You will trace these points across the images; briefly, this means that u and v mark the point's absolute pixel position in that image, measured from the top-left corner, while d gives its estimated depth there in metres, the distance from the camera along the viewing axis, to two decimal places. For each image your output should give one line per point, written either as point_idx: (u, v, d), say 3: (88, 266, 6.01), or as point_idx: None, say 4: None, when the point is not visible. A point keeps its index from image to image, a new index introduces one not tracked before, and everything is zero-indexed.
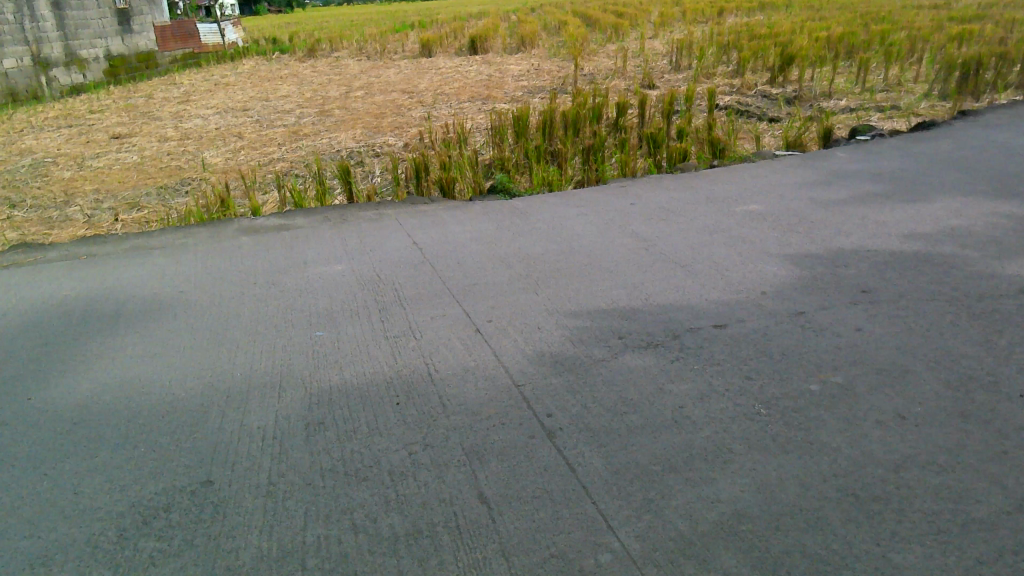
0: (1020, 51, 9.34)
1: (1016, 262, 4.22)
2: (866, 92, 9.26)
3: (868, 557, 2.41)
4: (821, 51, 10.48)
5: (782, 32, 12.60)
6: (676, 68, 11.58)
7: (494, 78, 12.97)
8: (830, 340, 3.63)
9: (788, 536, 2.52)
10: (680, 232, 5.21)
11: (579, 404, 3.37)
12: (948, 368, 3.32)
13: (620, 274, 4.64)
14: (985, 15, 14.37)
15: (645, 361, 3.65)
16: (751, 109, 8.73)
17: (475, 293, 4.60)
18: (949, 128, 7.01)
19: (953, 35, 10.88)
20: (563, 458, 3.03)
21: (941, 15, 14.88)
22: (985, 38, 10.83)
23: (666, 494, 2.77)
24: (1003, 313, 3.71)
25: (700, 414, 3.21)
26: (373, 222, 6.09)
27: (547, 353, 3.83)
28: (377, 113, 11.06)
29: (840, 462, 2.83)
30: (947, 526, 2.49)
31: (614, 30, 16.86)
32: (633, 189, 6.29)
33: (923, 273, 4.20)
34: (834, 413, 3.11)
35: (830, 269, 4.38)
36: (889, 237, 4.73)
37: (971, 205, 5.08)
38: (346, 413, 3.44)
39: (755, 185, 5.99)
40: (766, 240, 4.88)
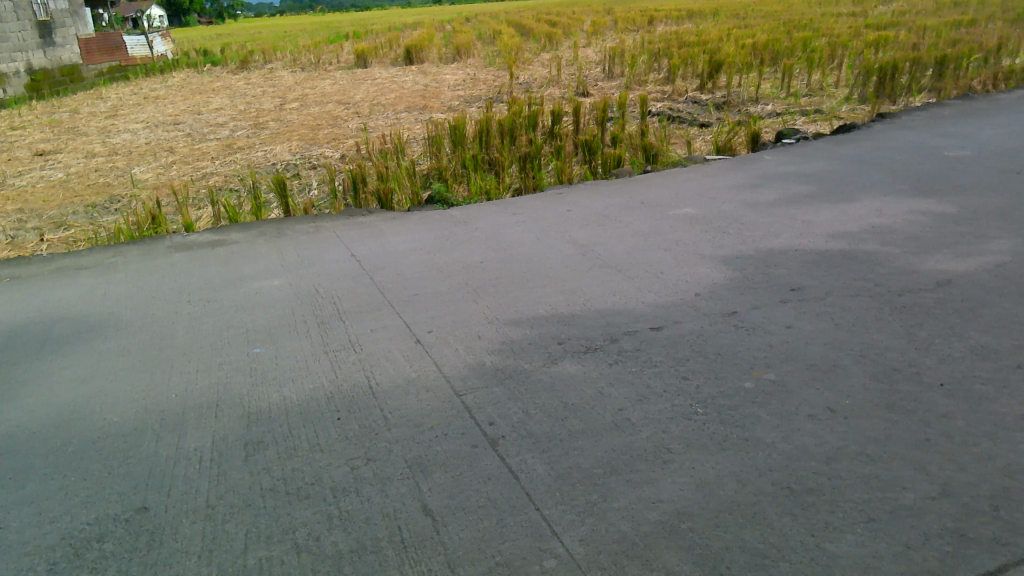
0: (932, 55, 9.79)
1: (935, 256, 4.41)
2: (791, 97, 9.55)
3: (803, 549, 2.47)
4: (747, 58, 10.77)
5: (710, 40, 12.94)
6: (609, 76, 11.75)
7: (430, 87, 12.95)
8: (763, 338, 3.73)
9: (727, 531, 2.57)
10: (616, 236, 5.27)
11: (521, 411, 3.37)
12: (874, 361, 3.44)
13: (559, 280, 4.68)
14: (900, 22, 14.96)
15: (584, 366, 3.68)
16: (682, 115, 8.93)
17: (416, 303, 4.57)
18: (869, 131, 7.31)
19: (871, 41, 11.33)
20: (506, 465, 3.03)
21: (859, 22, 15.52)
22: (899, 44, 11.29)
23: (609, 497, 2.80)
24: (923, 307, 3.86)
25: (640, 415, 3.26)
26: (311, 235, 6.00)
27: (488, 361, 3.82)
28: (312, 125, 10.90)
29: (775, 457, 2.91)
30: (877, 514, 2.58)
31: (548, 39, 17.03)
32: (570, 196, 6.36)
33: (848, 270, 4.35)
34: (768, 408, 3.19)
35: (761, 268, 4.50)
36: (815, 236, 4.89)
37: (890, 204, 5.30)
38: (285, 430, 3.37)
39: (688, 189, 6.12)
40: (700, 243, 4.98)
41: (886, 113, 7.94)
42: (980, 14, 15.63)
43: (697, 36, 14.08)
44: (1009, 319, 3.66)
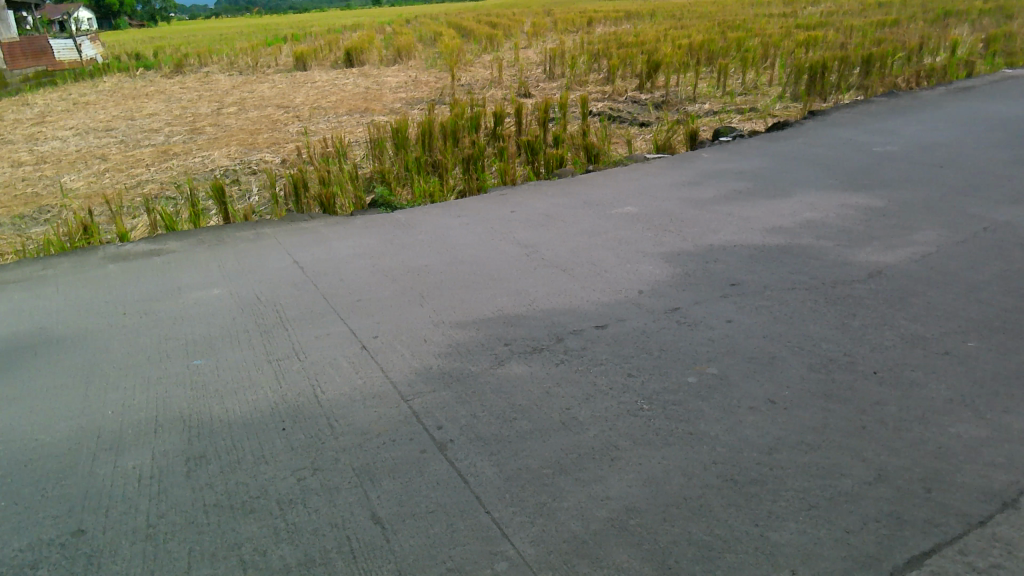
0: (859, 53, 10.13)
1: (866, 249, 4.56)
2: (726, 96, 9.76)
3: (748, 539, 2.51)
4: (684, 58, 10.97)
5: (648, 41, 13.14)
6: (550, 77, 11.82)
7: (372, 90, 12.82)
8: (705, 333, 3.79)
9: (675, 525, 2.60)
10: (560, 236, 5.30)
11: (469, 414, 3.35)
12: (811, 352, 3.53)
13: (505, 281, 4.67)
14: (828, 22, 15.45)
15: (531, 366, 3.69)
16: (622, 115, 9.04)
17: (361, 308, 4.51)
18: (801, 128, 7.52)
19: (801, 41, 11.67)
20: (455, 469, 3.01)
21: (790, 22, 15.97)
22: (828, 43, 11.65)
23: (558, 496, 2.80)
24: (855, 297, 3.98)
25: (587, 414, 3.27)
26: (251, 242, 5.86)
27: (434, 365, 3.79)
28: (251, 129, 10.66)
29: (719, 449, 2.96)
30: (817, 501, 2.64)
31: (489, 41, 17.05)
32: (514, 196, 6.36)
33: (784, 264, 4.46)
34: (711, 402, 3.25)
35: (701, 264, 4.58)
36: (752, 231, 5.00)
37: (823, 199, 5.46)
38: (229, 444, 3.28)
39: (629, 188, 6.19)
40: (642, 240, 5.05)
41: (817, 111, 8.18)
42: (902, 14, 16.25)
43: (635, 36, 14.27)
44: (936, 306, 3.80)
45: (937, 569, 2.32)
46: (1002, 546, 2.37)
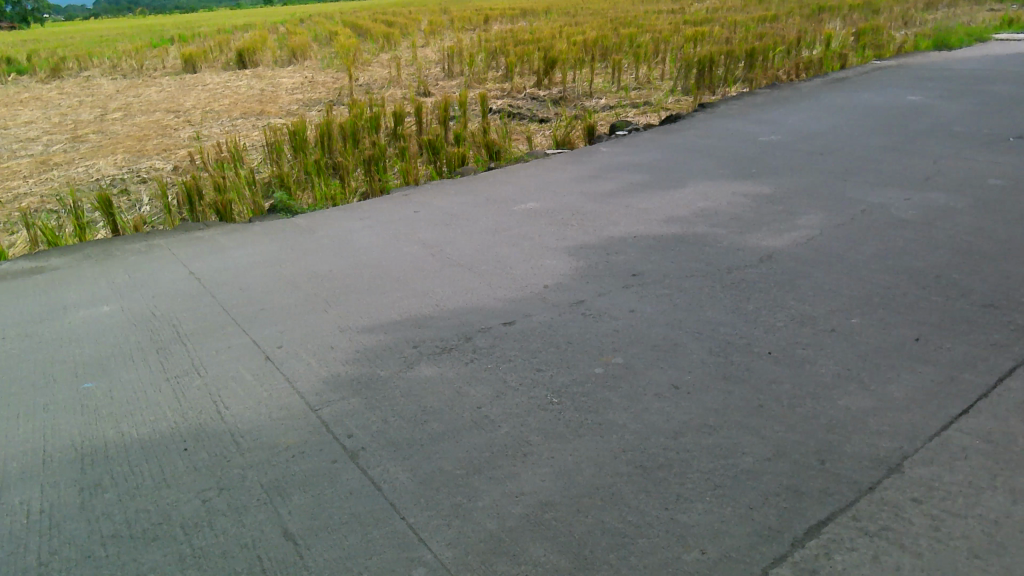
0: (743, 48, 10.58)
1: (756, 234, 4.76)
2: (621, 91, 9.99)
3: (659, 523, 2.58)
4: (579, 54, 11.15)
5: (543, 38, 13.28)
6: (450, 75, 11.77)
7: (266, 92, 12.40)
8: (609, 324, 3.86)
9: (588, 516, 2.64)
10: (465, 234, 5.28)
11: (380, 420, 3.29)
12: (710, 336, 3.66)
13: (411, 283, 4.62)
14: (713, 18, 16.06)
15: (441, 367, 3.66)
16: (522, 112, 9.11)
17: (264, 318, 4.36)
18: (692, 120, 7.78)
19: (689, 36, 12.08)
20: (367, 477, 2.95)
21: (678, 19, 16.51)
22: (714, 38, 12.10)
23: (473, 496, 2.79)
24: (749, 282, 4.15)
25: (498, 411, 3.28)
26: (143, 254, 5.56)
27: (342, 372, 3.70)
28: (139, 135, 10.12)
29: (627, 438, 3.02)
30: (722, 480, 2.74)
31: (386, 40, 16.82)
32: (417, 196, 6.30)
33: (682, 253, 4.60)
34: (618, 391, 3.31)
35: (603, 256, 4.66)
36: (651, 222, 5.14)
37: (715, 188, 5.67)
38: (127, 469, 3.09)
39: (531, 184, 6.24)
40: (546, 235, 5.10)
41: (707, 103, 8.49)
42: (781, 9, 17.07)
43: (531, 33, 14.39)
44: (821, 286, 4.01)
45: (833, 536, 2.44)
46: (890, 508, 2.52)
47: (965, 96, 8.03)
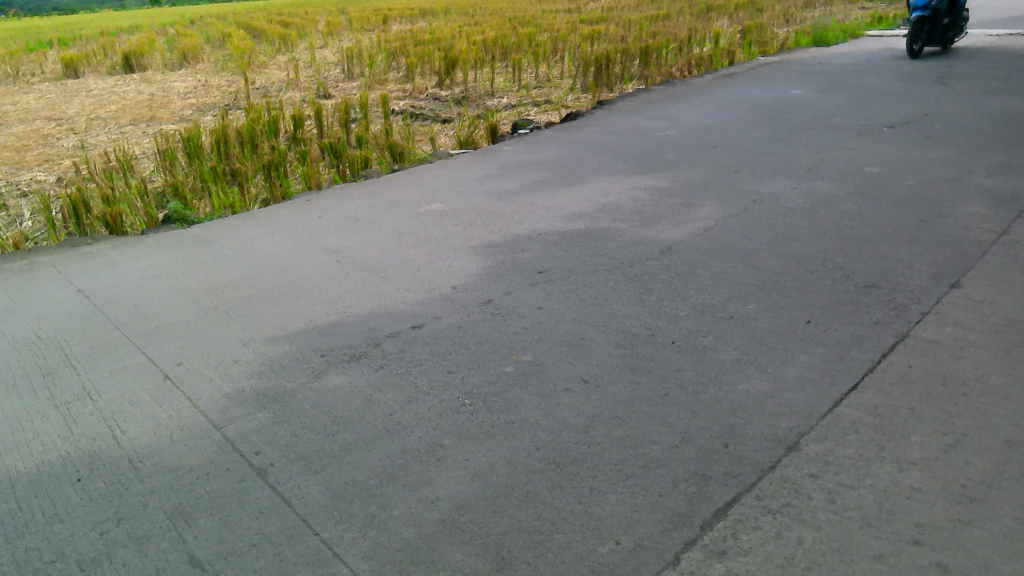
0: (637, 45, 10.84)
1: (657, 227, 4.88)
2: (522, 89, 10.07)
3: (574, 517, 2.60)
4: (479, 53, 11.17)
5: (443, 38, 13.24)
6: (350, 76, 11.55)
7: (156, 97, 11.83)
8: (518, 322, 3.88)
9: (504, 516, 2.64)
10: (371, 238, 5.20)
11: (289, 434, 3.19)
12: (616, 329, 3.73)
13: (316, 290, 4.50)
14: (608, 17, 16.42)
15: (350, 375, 3.58)
16: (424, 112, 9.04)
17: (161, 335, 4.15)
18: (592, 117, 7.92)
19: (585, 35, 12.30)
20: (277, 494, 2.85)
21: (575, 18, 16.79)
22: (610, 36, 12.34)
23: (388, 505, 2.74)
24: (651, 273, 4.26)
25: (410, 417, 3.23)
26: (24, 273, 5.20)
27: (247, 387, 3.56)
28: (16, 146, 9.46)
29: (540, 435, 3.03)
30: (632, 470, 2.79)
31: (283, 41, 16.36)
32: (320, 201, 6.15)
33: (586, 248, 4.67)
34: (528, 389, 3.33)
35: (510, 255, 4.68)
36: (555, 219, 5.19)
37: (616, 183, 5.79)
38: (13, 506, 2.88)
39: (435, 185, 6.20)
40: (452, 236, 5.07)
41: (605, 101, 8.66)
42: (672, 8, 17.62)
43: (430, 33, 14.29)
44: (719, 275, 4.16)
45: (739, 516, 2.53)
46: (789, 486, 2.63)
47: (842, 89, 8.50)
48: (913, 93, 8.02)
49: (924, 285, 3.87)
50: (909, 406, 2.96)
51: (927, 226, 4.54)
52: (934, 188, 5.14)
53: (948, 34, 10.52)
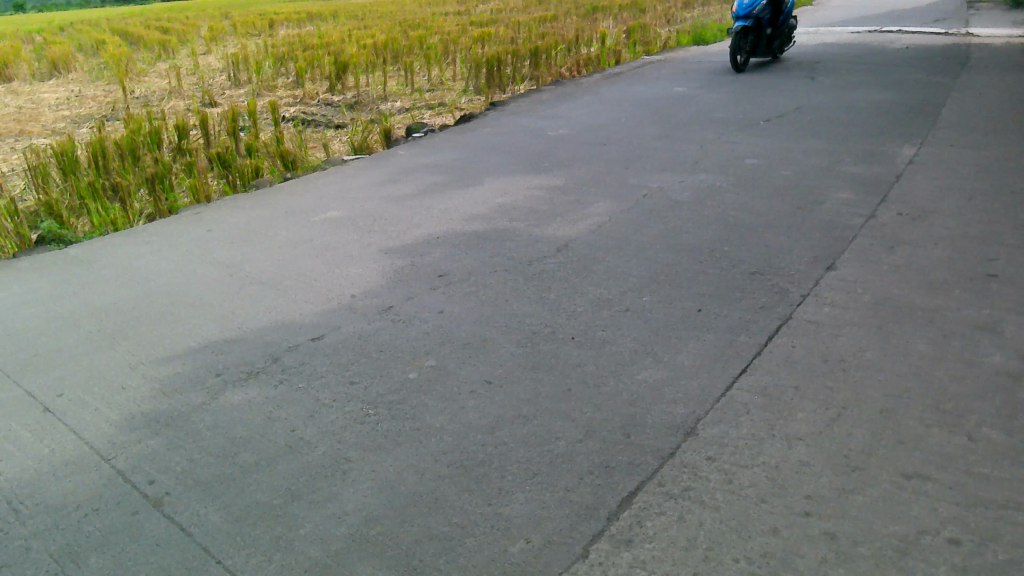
0: (527, 46, 10.97)
1: (552, 225, 4.95)
2: (415, 92, 10.00)
3: (484, 519, 2.59)
4: (370, 57, 11.00)
5: (332, 41, 12.97)
6: (236, 83, 11.15)
7: (23, 109, 11.03)
8: (419, 327, 3.84)
9: (414, 525, 2.60)
10: (265, 250, 5.03)
11: (185, 459, 3.04)
12: (517, 328, 3.75)
13: (209, 306, 4.31)
14: (498, 19, 16.53)
15: (249, 393, 3.44)
16: (316, 118, 8.83)
17: (39, 364, 3.87)
18: (486, 119, 7.95)
19: (476, 37, 12.34)
20: (175, 523, 2.70)
21: (465, 20, 16.82)
22: (500, 38, 12.43)
23: (293, 525, 2.65)
24: (549, 271, 4.31)
25: (313, 431, 3.15)
26: None
27: (137, 413, 3.37)
28: None
29: (446, 439, 3.01)
30: (539, 467, 2.81)
31: (161, 48, 15.60)
32: (210, 213, 5.90)
33: (485, 249, 4.68)
34: (433, 395, 3.30)
35: (409, 260, 4.63)
36: (452, 221, 5.18)
37: (511, 183, 5.83)
38: None
39: (330, 192, 6.07)
40: (349, 243, 4.98)
41: (497, 102, 8.71)
42: (559, 9, 17.92)
43: (318, 38, 13.98)
44: (614, 269, 4.26)
45: (643, 504, 2.59)
46: (689, 470, 2.72)
47: (721, 85, 8.87)
48: (786, 88, 8.47)
49: (804, 269, 4.09)
50: (794, 385, 3.12)
51: (804, 213, 4.80)
52: (808, 177, 5.44)
53: (772, 45, 10.10)
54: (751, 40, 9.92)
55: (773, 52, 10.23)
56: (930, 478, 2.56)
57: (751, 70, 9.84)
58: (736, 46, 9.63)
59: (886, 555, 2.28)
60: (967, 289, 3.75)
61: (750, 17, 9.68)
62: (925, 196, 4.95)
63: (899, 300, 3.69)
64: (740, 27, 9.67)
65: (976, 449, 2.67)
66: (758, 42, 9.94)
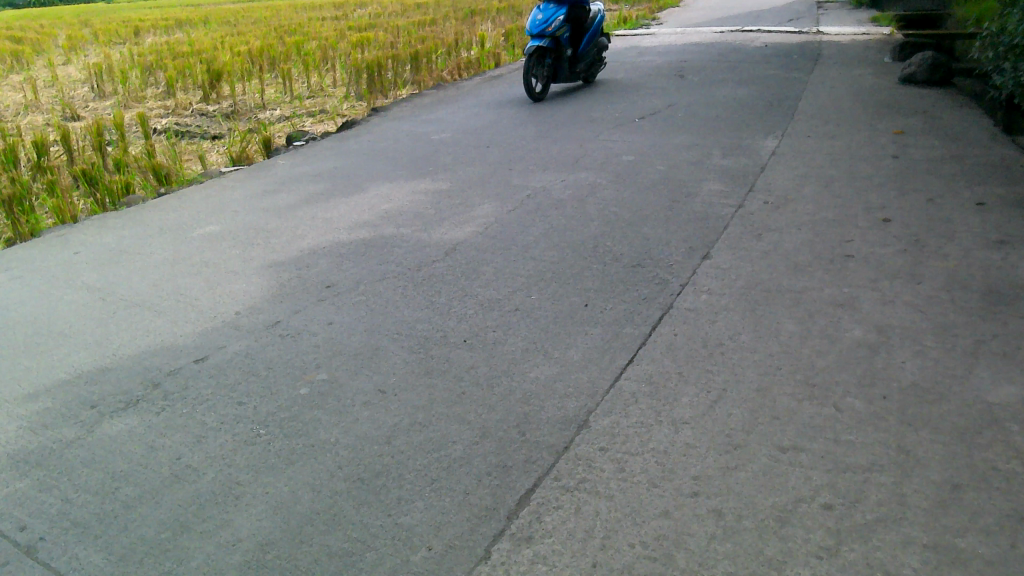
0: (407, 50, 10.90)
1: (439, 229, 4.95)
2: (295, 99, 9.74)
3: (385, 531, 2.56)
4: (244, 64, 10.62)
5: (202, 49, 12.44)
6: (100, 95, 10.49)
7: None
8: (308, 341, 3.75)
9: (313, 544, 2.53)
10: (140, 270, 4.76)
11: (59, 500, 2.83)
12: (408, 335, 3.73)
13: (79, 334, 4.04)
14: (376, 23, 16.34)
15: (127, 423, 3.25)
16: (190, 130, 8.45)
17: None
18: (368, 125, 7.85)
19: (354, 42, 12.14)
20: (51, 570, 2.52)
21: (342, 24, 16.52)
22: (379, 43, 12.29)
23: (183, 558, 2.52)
24: (438, 275, 4.30)
25: (200, 457, 3.01)
26: None
27: (2, 456, 3.11)
28: None
29: (341, 454, 2.95)
30: (437, 473, 2.80)
31: (11, 58, 14.47)
32: (77, 234, 5.53)
33: (372, 257, 4.62)
34: (325, 409, 3.23)
35: (294, 272, 4.51)
36: (338, 230, 5.08)
37: (397, 189, 5.78)
38: None
39: (209, 206, 5.82)
40: (231, 258, 4.79)
41: (379, 107, 8.61)
42: (437, 13, 17.91)
43: (187, 45, 13.36)
44: (503, 270, 4.30)
45: (542, 500, 2.63)
46: (583, 462, 2.78)
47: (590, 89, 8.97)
48: (659, 86, 8.82)
49: (682, 259, 4.26)
50: (678, 371, 3.25)
51: (681, 206, 5.01)
52: (684, 171, 5.68)
53: (577, 68, 8.95)
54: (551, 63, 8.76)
55: (582, 75, 9.09)
56: (803, 448, 2.73)
57: (552, 96, 8.65)
58: (530, 68, 8.39)
59: (769, 526, 2.41)
60: (828, 269, 4.02)
61: (545, 35, 8.51)
62: (789, 184, 5.27)
63: (769, 283, 3.92)
64: (534, 47, 8.47)
65: (842, 418, 2.87)
66: (559, 64, 8.76)
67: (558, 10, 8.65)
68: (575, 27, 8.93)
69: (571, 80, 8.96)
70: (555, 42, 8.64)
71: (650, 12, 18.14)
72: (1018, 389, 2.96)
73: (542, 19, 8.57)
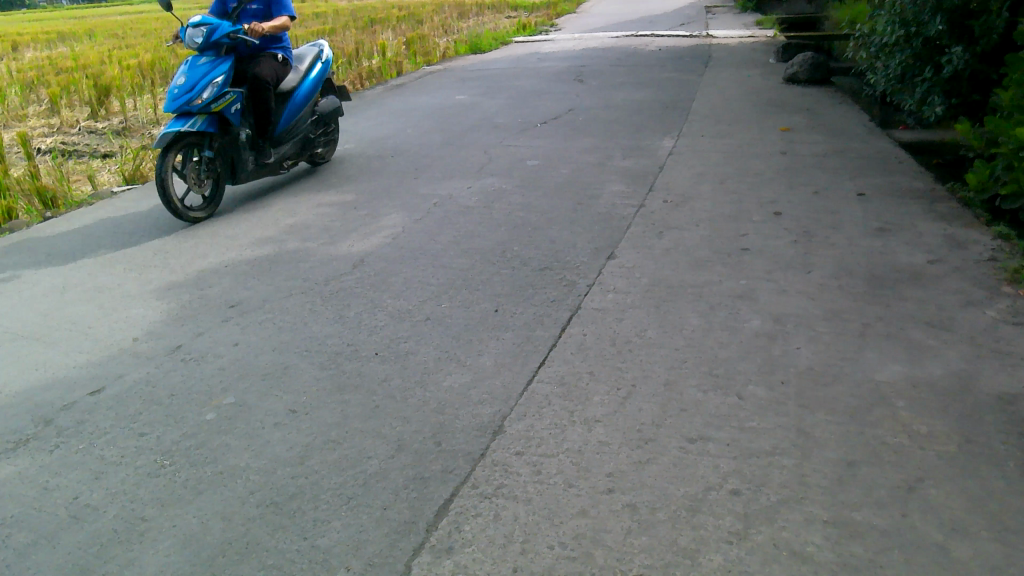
0: None
1: (345, 242, 4.87)
2: None
3: (301, 555, 2.48)
4: (134, 78, 10.16)
5: (87, 64, 11.81)
6: None
7: None
8: (214, 363, 3.62)
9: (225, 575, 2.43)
10: (26, 300, 4.47)
11: None
12: (317, 351, 3.65)
13: None
14: (273, 33, 15.95)
15: (17, 465, 3.04)
16: (77, 149, 8.01)
17: None
18: None
19: None
20: None
21: (237, 35, 16.04)
22: None
23: None
24: (346, 289, 4.23)
25: (100, 495, 2.85)
26: None
27: None
28: None
29: (252, 478, 2.86)
30: (353, 491, 2.75)
31: None
32: None
33: (278, 273, 4.50)
34: (234, 433, 3.12)
35: (195, 293, 4.34)
36: (241, 247, 4.93)
37: (301, 202, 5.66)
38: None
39: (101, 229, 5.53)
40: (127, 282, 4.57)
41: None
42: (336, 22, 17.63)
43: (70, 60, 12.65)
44: (412, 280, 4.26)
45: (460, 509, 2.61)
46: (500, 468, 2.79)
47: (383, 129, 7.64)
48: (561, 91, 8.96)
49: (589, 260, 4.34)
50: (588, 370, 3.31)
51: (586, 208, 5.10)
52: (588, 174, 5.79)
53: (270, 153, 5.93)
54: (227, 149, 5.58)
55: (278, 165, 6.02)
56: (710, 438, 2.83)
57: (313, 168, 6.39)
58: (168, 175, 5.18)
59: (682, 516, 2.48)
60: (728, 263, 4.18)
61: (195, 113, 5.29)
62: (688, 183, 5.45)
63: (672, 280, 4.03)
64: (174, 134, 5.24)
65: (745, 406, 2.99)
66: (237, 153, 5.65)
67: (213, 69, 5.40)
68: (256, 93, 5.73)
69: (260, 175, 5.96)
70: (219, 123, 5.46)
71: (548, 19, 18.41)
72: (902, 367, 3.16)
73: (186, 87, 5.31)
